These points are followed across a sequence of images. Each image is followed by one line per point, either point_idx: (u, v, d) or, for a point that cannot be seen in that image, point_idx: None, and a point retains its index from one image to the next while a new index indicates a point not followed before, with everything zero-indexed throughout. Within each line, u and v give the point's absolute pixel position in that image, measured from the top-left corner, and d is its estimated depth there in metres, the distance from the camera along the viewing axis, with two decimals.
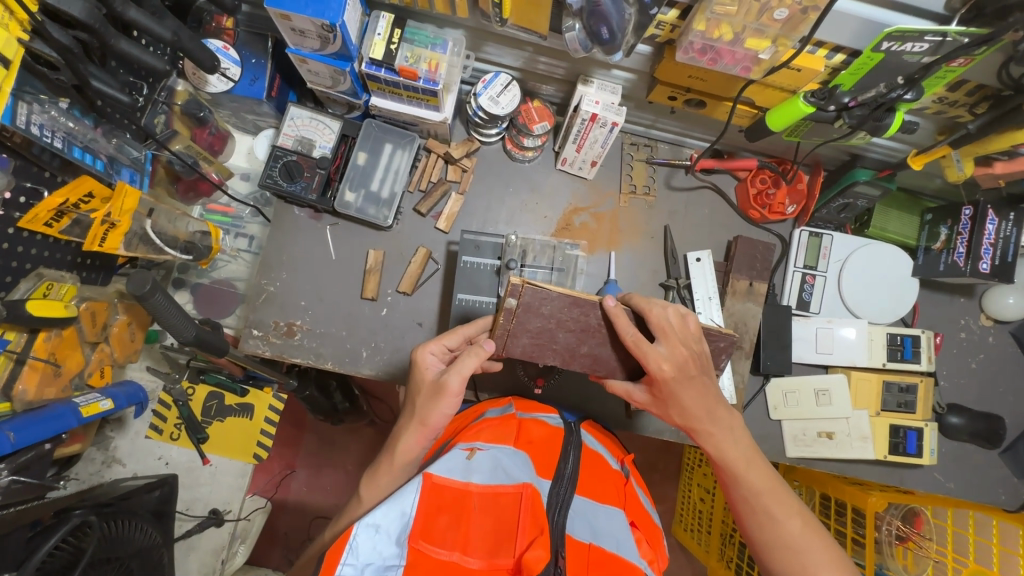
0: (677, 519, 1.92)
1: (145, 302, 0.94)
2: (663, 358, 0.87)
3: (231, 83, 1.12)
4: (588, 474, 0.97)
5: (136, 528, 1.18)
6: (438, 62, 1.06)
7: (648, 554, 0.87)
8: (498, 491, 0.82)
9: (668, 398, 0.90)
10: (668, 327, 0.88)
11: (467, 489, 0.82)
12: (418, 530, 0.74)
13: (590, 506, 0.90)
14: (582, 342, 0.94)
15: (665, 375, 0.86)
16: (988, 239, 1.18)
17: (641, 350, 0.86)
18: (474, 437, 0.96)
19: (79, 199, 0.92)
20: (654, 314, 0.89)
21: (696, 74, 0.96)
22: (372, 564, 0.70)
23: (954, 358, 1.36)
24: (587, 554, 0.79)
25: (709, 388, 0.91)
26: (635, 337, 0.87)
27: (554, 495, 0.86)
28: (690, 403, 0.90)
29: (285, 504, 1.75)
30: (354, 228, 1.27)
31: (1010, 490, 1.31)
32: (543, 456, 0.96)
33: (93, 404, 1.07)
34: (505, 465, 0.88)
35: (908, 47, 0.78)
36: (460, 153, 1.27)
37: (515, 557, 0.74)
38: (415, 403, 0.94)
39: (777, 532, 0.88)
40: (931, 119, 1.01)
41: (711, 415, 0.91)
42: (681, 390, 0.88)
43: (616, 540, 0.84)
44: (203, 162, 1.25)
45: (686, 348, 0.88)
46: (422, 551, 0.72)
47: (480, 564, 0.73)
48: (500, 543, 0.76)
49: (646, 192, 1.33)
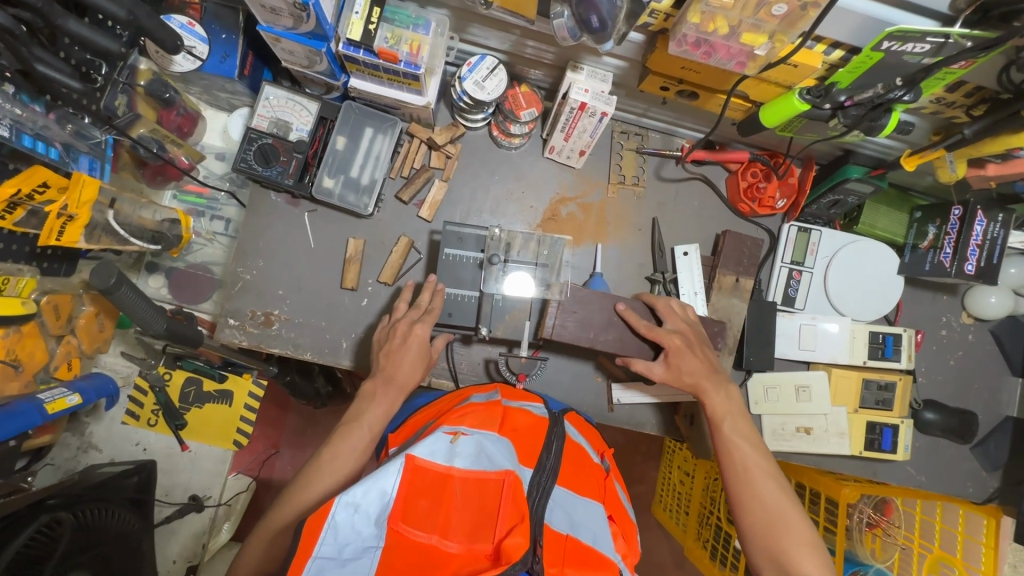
0: (657, 499, 1.96)
1: (110, 296, 0.91)
2: (674, 332, 1.07)
3: (199, 62, 1.07)
4: (570, 464, 0.96)
5: (110, 514, 1.16)
6: (419, 43, 1.00)
7: (622, 549, 0.88)
8: (481, 477, 0.80)
9: (679, 364, 1.05)
10: (672, 312, 1.11)
11: (449, 472, 0.80)
12: (398, 512, 0.75)
13: (569, 498, 0.89)
14: (606, 330, 1.10)
15: (675, 346, 1.05)
16: (976, 240, 1.16)
17: (657, 332, 1.06)
18: (458, 422, 0.91)
19: (33, 189, 0.86)
20: (663, 303, 1.11)
21: (689, 66, 0.92)
22: (350, 545, 0.72)
23: (933, 355, 1.38)
24: (564, 544, 0.79)
25: (709, 359, 1.07)
26: (648, 326, 1.07)
27: (535, 486, 0.86)
28: (697, 366, 1.05)
29: (269, 483, 1.73)
30: (333, 215, 1.23)
31: (977, 483, 1.35)
32: (526, 444, 0.94)
33: (60, 399, 1.06)
34: (488, 450, 0.84)
35: (908, 47, 0.75)
36: (443, 140, 1.22)
37: (493, 544, 0.74)
38: (407, 360, 1.02)
39: (747, 478, 0.95)
40: (927, 119, 0.98)
41: (710, 376, 1.05)
42: (687, 355, 1.05)
43: (594, 533, 0.84)
44: (171, 145, 1.19)
45: (687, 325, 1.10)
46: (401, 534, 0.73)
47: (459, 549, 0.73)
48: (480, 528, 0.76)
49: (636, 182, 1.30)
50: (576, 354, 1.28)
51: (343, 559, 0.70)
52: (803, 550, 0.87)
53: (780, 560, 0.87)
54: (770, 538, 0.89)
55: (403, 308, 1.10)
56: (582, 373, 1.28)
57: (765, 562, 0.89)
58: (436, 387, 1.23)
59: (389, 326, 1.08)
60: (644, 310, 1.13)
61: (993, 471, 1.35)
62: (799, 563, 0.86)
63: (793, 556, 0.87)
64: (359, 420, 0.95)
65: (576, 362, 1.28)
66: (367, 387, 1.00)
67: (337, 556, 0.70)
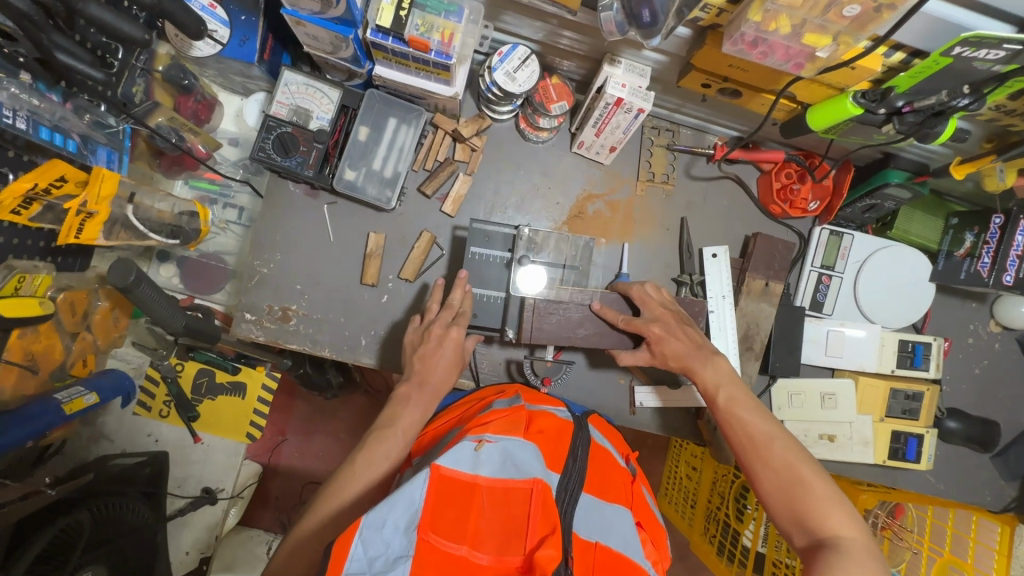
0: (663, 492, 1.94)
1: (130, 293, 0.89)
2: (651, 321, 1.01)
3: (220, 46, 1.02)
4: (595, 469, 0.90)
5: (125, 508, 1.13)
6: (452, 31, 0.95)
7: (652, 555, 0.84)
8: (509, 486, 0.75)
9: (663, 350, 1.00)
10: (646, 296, 1.06)
11: (476, 481, 0.75)
12: (427, 521, 0.69)
13: (596, 505, 0.83)
14: (579, 325, 1.06)
15: (655, 334, 1.00)
16: (1016, 250, 1.11)
17: (637, 323, 1.01)
18: (482, 428, 0.85)
19: (50, 184, 0.82)
20: (634, 289, 1.07)
21: (738, 64, 0.87)
22: (382, 556, 0.67)
23: (958, 363, 1.36)
24: (593, 553, 0.73)
25: (693, 335, 1.01)
26: (625, 319, 1.03)
27: (563, 491, 0.80)
28: (680, 347, 0.99)
29: (277, 469, 1.69)
30: (353, 208, 1.19)
31: (996, 491, 1.34)
32: (552, 448, 0.87)
33: (77, 399, 1.06)
34: (515, 456, 0.79)
35: (981, 53, 0.71)
36: (469, 132, 1.18)
37: (524, 555, 0.69)
38: (437, 364, 0.99)
39: (755, 447, 0.87)
40: (981, 125, 0.94)
41: (698, 352, 0.99)
42: (666, 336, 1.00)
43: (623, 537, 0.79)
44: (188, 134, 1.14)
45: (665, 307, 1.05)
46: (431, 543, 0.68)
47: (490, 561, 0.69)
48: (510, 538, 0.71)
49: (665, 180, 1.26)
50: (599, 356, 1.25)
51: (372, 573, 0.65)
52: (825, 507, 0.78)
53: (806, 525, 0.79)
54: (791, 502, 0.81)
55: (435, 309, 1.07)
56: (604, 375, 1.25)
57: (793, 529, 0.80)
58: (457, 387, 1.21)
59: (422, 329, 1.05)
60: (620, 301, 1.09)
61: (1011, 481, 1.34)
62: (826, 523, 0.77)
63: (817, 518, 0.78)
64: (393, 426, 0.92)
65: (598, 364, 1.25)
66: (401, 391, 0.97)
67: (367, 570, 0.65)
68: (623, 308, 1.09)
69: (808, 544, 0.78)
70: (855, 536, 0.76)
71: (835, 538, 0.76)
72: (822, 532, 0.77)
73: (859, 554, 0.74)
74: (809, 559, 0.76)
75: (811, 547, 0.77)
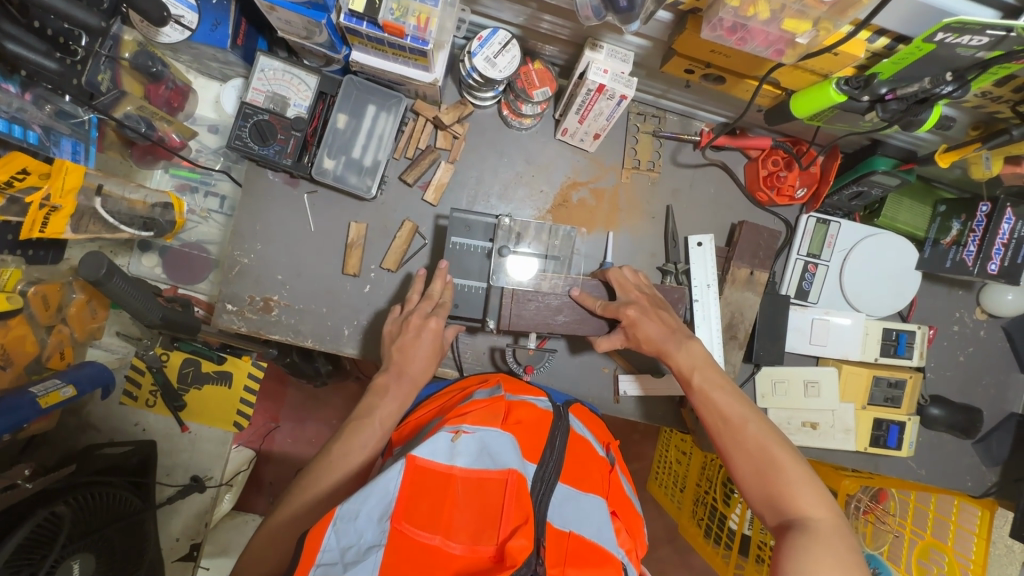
0: (654, 475, 1.88)
1: (102, 286, 0.91)
2: (627, 304, 1.01)
3: (188, 32, 1.01)
4: (573, 460, 0.90)
5: (114, 496, 1.14)
6: (427, 16, 0.91)
7: (626, 544, 0.85)
8: (484, 477, 0.75)
9: (637, 334, 1.00)
10: (624, 280, 1.06)
11: (451, 472, 0.75)
12: (401, 511, 0.69)
13: (572, 496, 0.83)
14: (557, 313, 1.05)
15: (630, 318, 0.99)
16: (1001, 238, 1.11)
17: (612, 308, 1.01)
18: (459, 419, 0.85)
19: (11, 177, 0.84)
20: (613, 273, 1.07)
21: (719, 49, 0.85)
22: (355, 546, 0.66)
23: (943, 351, 1.36)
24: (566, 543, 0.74)
25: (667, 320, 1.01)
26: (603, 306, 1.03)
27: (538, 482, 0.80)
28: (656, 331, 0.99)
29: (270, 455, 1.70)
30: (334, 197, 1.18)
31: (977, 477, 1.34)
32: (530, 439, 0.87)
33: (53, 393, 1.07)
34: (491, 447, 0.79)
35: (964, 40, 0.69)
36: (450, 119, 1.16)
37: (497, 544, 0.69)
38: (417, 355, 1.00)
39: (731, 431, 0.86)
40: (968, 112, 0.92)
41: (678, 341, 0.97)
42: (642, 320, 0.99)
43: (598, 527, 0.79)
44: (159, 122, 1.12)
45: (641, 292, 1.05)
46: (404, 533, 0.68)
47: (462, 550, 0.69)
48: (484, 528, 0.71)
49: (650, 168, 1.24)
50: (583, 343, 1.25)
51: (345, 562, 0.65)
52: (797, 488, 0.78)
53: (778, 506, 0.79)
54: (764, 484, 0.81)
55: (415, 299, 1.07)
56: (588, 364, 1.25)
57: (766, 511, 0.81)
58: (441, 376, 1.21)
59: (401, 319, 1.05)
60: (600, 287, 1.09)
61: (993, 467, 1.35)
62: (796, 504, 0.78)
63: (789, 499, 0.78)
64: (369, 417, 0.92)
65: (583, 355, 1.25)
66: (380, 381, 0.98)
67: (339, 560, 0.65)
68: (602, 294, 1.08)
69: (779, 525, 0.78)
70: (826, 516, 0.76)
71: (805, 519, 0.76)
72: (793, 513, 0.78)
73: (829, 533, 0.74)
74: (778, 539, 0.77)
75: (782, 528, 0.77)
